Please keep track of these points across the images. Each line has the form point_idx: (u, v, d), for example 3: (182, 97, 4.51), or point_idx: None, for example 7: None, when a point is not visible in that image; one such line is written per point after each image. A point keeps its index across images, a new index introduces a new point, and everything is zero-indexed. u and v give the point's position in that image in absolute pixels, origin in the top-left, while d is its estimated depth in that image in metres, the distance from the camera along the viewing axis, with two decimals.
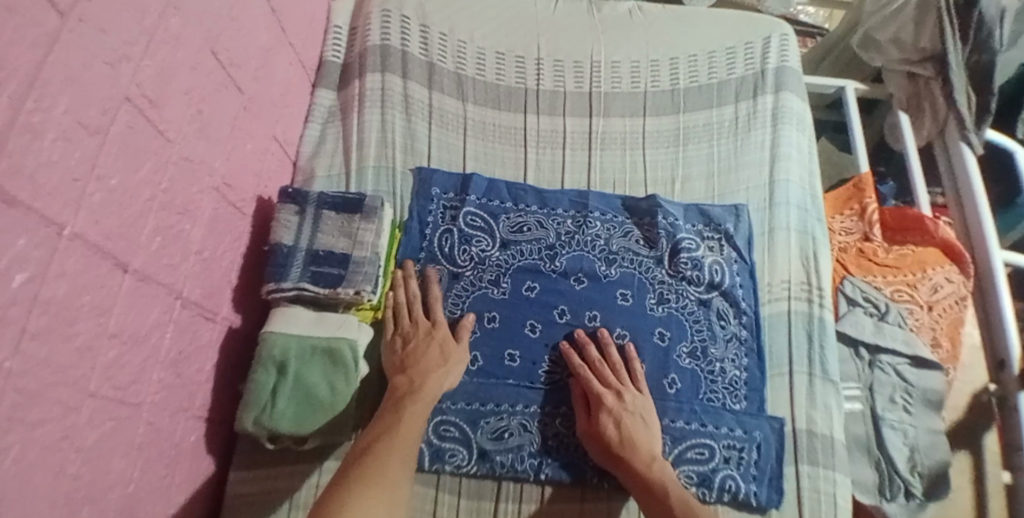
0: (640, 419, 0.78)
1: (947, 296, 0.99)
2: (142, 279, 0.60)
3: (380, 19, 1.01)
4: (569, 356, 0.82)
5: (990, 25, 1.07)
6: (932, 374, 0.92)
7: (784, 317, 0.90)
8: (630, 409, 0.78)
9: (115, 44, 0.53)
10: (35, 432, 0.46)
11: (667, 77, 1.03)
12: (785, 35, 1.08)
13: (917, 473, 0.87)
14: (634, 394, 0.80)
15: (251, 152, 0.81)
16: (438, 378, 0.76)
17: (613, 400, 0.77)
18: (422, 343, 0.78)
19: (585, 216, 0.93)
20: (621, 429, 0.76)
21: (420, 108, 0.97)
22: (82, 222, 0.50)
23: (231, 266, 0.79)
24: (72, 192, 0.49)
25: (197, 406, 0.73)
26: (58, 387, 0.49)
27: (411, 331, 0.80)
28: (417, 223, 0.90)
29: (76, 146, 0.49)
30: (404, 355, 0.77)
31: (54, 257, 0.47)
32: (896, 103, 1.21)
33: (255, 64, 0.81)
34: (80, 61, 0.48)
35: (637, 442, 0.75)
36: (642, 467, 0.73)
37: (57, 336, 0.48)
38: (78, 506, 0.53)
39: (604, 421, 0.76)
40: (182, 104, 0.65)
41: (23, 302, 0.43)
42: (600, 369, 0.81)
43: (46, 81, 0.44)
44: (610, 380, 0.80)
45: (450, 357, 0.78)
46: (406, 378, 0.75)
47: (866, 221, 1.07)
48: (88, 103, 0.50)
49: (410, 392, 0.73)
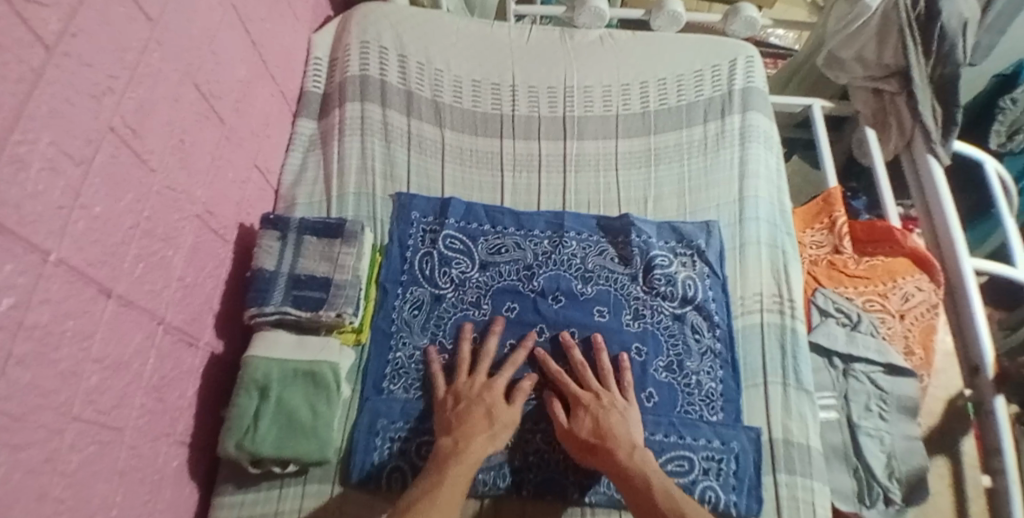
0: (619, 414, 0.78)
1: (919, 304, 1.01)
2: (124, 304, 0.62)
3: (359, 50, 1.06)
4: (548, 360, 0.85)
5: (952, 37, 1.11)
6: (905, 381, 0.94)
7: (757, 329, 0.92)
8: (608, 405, 0.79)
9: (98, 77, 0.57)
10: (18, 454, 0.48)
11: (638, 101, 1.07)
12: (751, 57, 1.12)
13: (895, 478, 0.88)
14: (615, 394, 0.81)
15: (232, 181, 0.84)
16: (481, 442, 0.74)
17: (590, 398, 0.79)
18: (472, 403, 0.78)
19: (561, 236, 0.96)
20: (599, 423, 0.77)
21: (399, 135, 1.01)
22: (66, 249, 0.53)
23: (213, 292, 0.81)
24: (57, 220, 0.52)
25: (179, 431, 0.74)
26: (42, 410, 0.51)
27: (464, 389, 0.80)
28: (397, 246, 0.93)
29: (61, 175, 0.52)
30: (455, 414, 0.77)
31: (39, 282, 0.49)
32: (863, 119, 1.25)
33: (235, 96, 0.84)
34: (63, 95, 0.52)
35: (615, 433, 0.75)
36: (623, 457, 0.73)
37: (41, 362, 0.50)
38: None
39: (582, 415, 0.78)
40: (163, 134, 0.68)
41: (9, 327, 0.46)
42: (580, 371, 0.83)
43: (31, 115, 0.48)
44: (590, 381, 0.82)
45: (498, 419, 0.77)
46: (451, 439, 0.74)
47: (836, 234, 1.10)
48: (72, 133, 0.53)
49: (453, 452, 0.72)
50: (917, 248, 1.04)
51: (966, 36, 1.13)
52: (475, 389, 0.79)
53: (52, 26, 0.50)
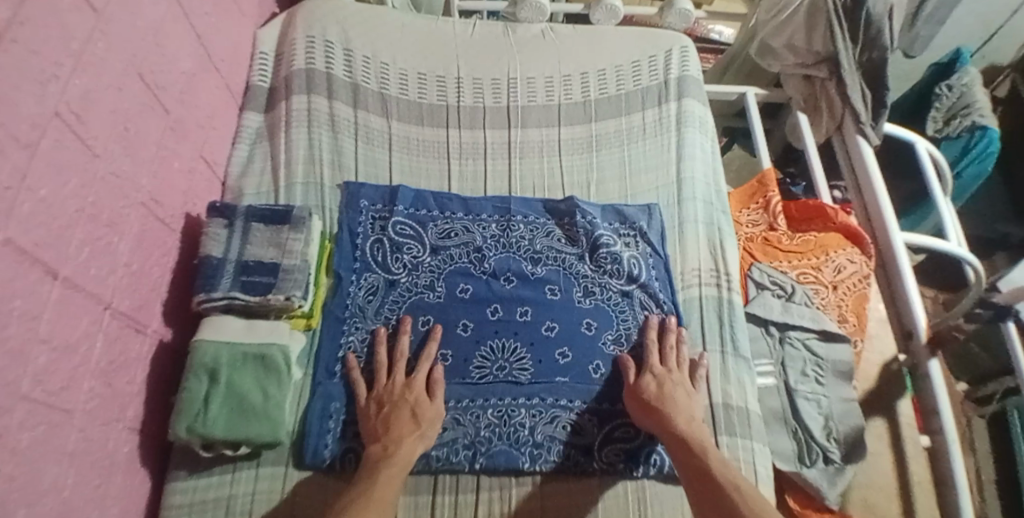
0: (684, 392, 0.83)
1: (852, 275, 1.07)
2: (71, 288, 0.64)
3: (305, 44, 1.08)
4: (649, 330, 0.90)
5: (877, 21, 1.17)
6: (839, 346, 0.98)
7: (696, 302, 0.96)
8: (677, 381, 0.84)
9: (43, 64, 0.59)
10: None
11: (579, 90, 1.12)
12: (686, 47, 1.18)
13: (833, 438, 0.92)
14: (685, 375, 0.86)
15: (178, 171, 0.86)
16: (411, 441, 0.76)
17: (661, 368, 0.85)
18: (395, 407, 0.79)
19: (509, 220, 0.99)
20: (664, 390, 0.82)
21: (346, 126, 1.03)
22: (14, 229, 0.55)
23: (160, 280, 0.82)
24: (4, 200, 0.53)
25: (129, 417, 0.75)
26: None
27: (385, 393, 0.81)
28: (347, 234, 0.95)
29: (7, 158, 0.54)
30: (381, 422, 0.78)
31: None
32: (795, 105, 1.32)
33: (180, 88, 0.86)
34: (9, 80, 0.54)
35: (677, 403, 0.80)
36: (681, 423, 0.78)
37: None
38: (13, 509, 0.55)
39: (648, 379, 0.83)
40: (108, 122, 0.70)
41: None
42: (660, 348, 0.88)
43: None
44: (670, 358, 0.87)
45: (423, 418, 0.78)
46: (380, 445, 0.75)
47: (770, 212, 1.15)
48: (18, 118, 0.55)
49: (383, 457, 0.73)
50: (848, 223, 1.10)
51: (893, 22, 1.19)
52: (397, 392, 0.81)
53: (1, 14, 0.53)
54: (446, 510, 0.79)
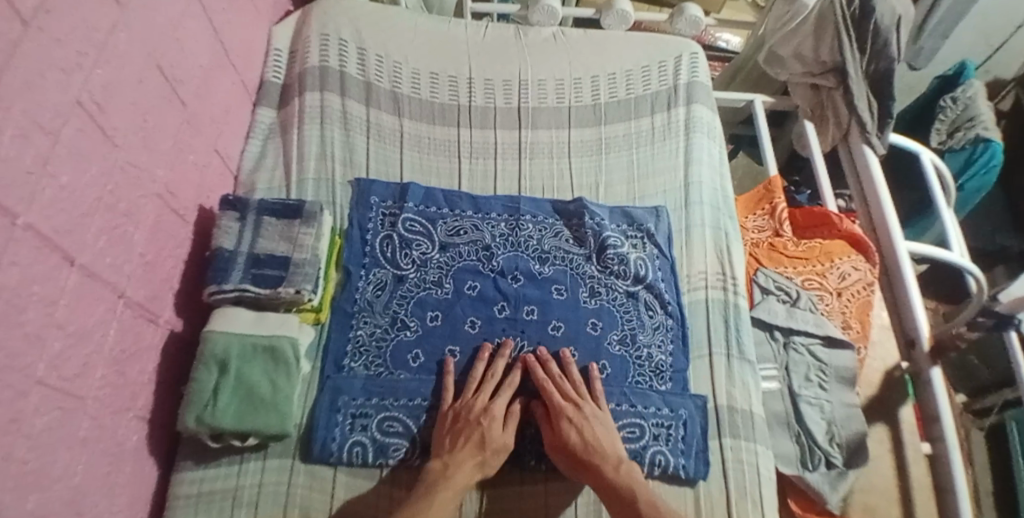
0: (601, 429, 0.80)
1: (856, 282, 1.07)
2: (87, 275, 0.64)
3: (319, 43, 1.09)
4: (534, 370, 0.86)
5: (886, 32, 1.19)
6: (842, 352, 0.99)
7: (702, 304, 0.97)
8: (590, 417, 0.81)
9: (68, 54, 0.59)
10: None
11: (589, 94, 1.13)
12: (694, 54, 1.19)
13: (835, 443, 0.93)
14: (594, 406, 0.83)
15: (193, 163, 0.87)
16: (470, 469, 0.75)
17: (574, 410, 0.81)
18: (468, 427, 0.79)
19: (517, 219, 1.00)
20: (585, 436, 0.78)
21: (358, 123, 1.04)
22: (34, 214, 0.55)
23: (173, 271, 0.82)
24: (27, 185, 0.54)
25: (140, 406, 0.76)
26: (8, 370, 0.52)
27: (464, 408, 0.82)
28: (357, 230, 0.96)
29: (31, 144, 0.54)
30: (451, 436, 0.79)
31: (9, 244, 0.52)
32: (804, 114, 1.34)
33: (196, 82, 0.87)
34: (36, 69, 0.54)
35: (601, 450, 0.78)
36: (609, 471, 0.76)
37: (8, 322, 0.52)
38: (26, 493, 0.56)
39: (568, 430, 0.79)
40: (127, 113, 0.70)
41: None
42: (565, 383, 0.84)
43: (5, 84, 0.50)
44: (569, 392, 0.83)
45: (490, 445, 0.78)
46: (441, 462, 0.76)
47: (776, 219, 1.16)
48: (42, 105, 0.56)
49: (440, 478, 0.74)
50: (853, 230, 1.10)
51: (899, 35, 1.21)
52: (475, 412, 0.81)
53: (29, 2, 0.53)
54: None
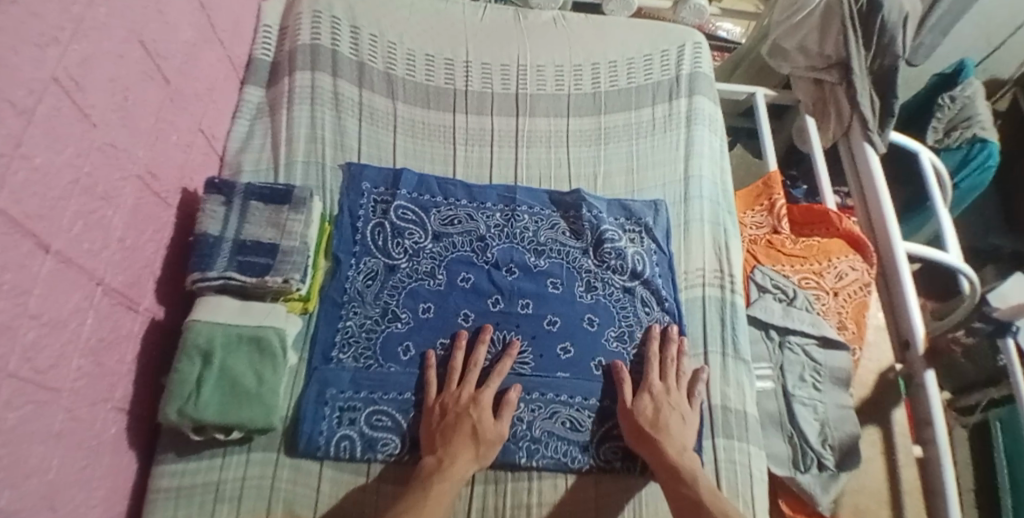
0: (678, 417, 0.82)
1: (853, 282, 1.06)
2: (63, 261, 0.61)
3: (310, 18, 1.04)
4: (652, 341, 0.89)
5: (892, 28, 1.16)
6: (837, 353, 0.98)
7: (699, 302, 0.95)
8: (674, 404, 0.83)
9: (44, 27, 0.55)
10: None
11: (589, 81, 1.10)
12: (698, 43, 1.16)
13: (828, 445, 0.92)
14: (681, 395, 0.84)
15: (176, 144, 0.83)
16: (465, 462, 0.74)
17: (660, 389, 0.84)
18: (458, 420, 0.78)
19: (513, 210, 0.97)
20: (659, 415, 0.81)
21: (350, 105, 1.00)
22: (7, 199, 0.52)
23: (154, 256, 0.79)
24: None
25: (118, 397, 0.73)
26: None
27: (451, 401, 0.80)
28: (347, 217, 0.92)
29: (3, 123, 0.50)
30: (441, 431, 0.77)
31: None
32: (805, 108, 1.31)
33: (181, 58, 0.83)
34: (9, 42, 0.50)
35: (670, 431, 0.79)
36: (673, 454, 0.77)
37: None
38: None
39: (644, 402, 0.82)
40: (106, 90, 0.66)
41: None
42: (663, 362, 0.87)
43: None
44: (665, 376, 0.86)
45: (484, 436, 0.77)
46: (436, 457, 0.75)
47: (775, 215, 1.14)
48: (15, 80, 0.52)
49: (437, 471, 0.72)
50: (851, 229, 1.09)
51: (908, 31, 1.19)
52: (462, 403, 0.79)
53: None
54: None
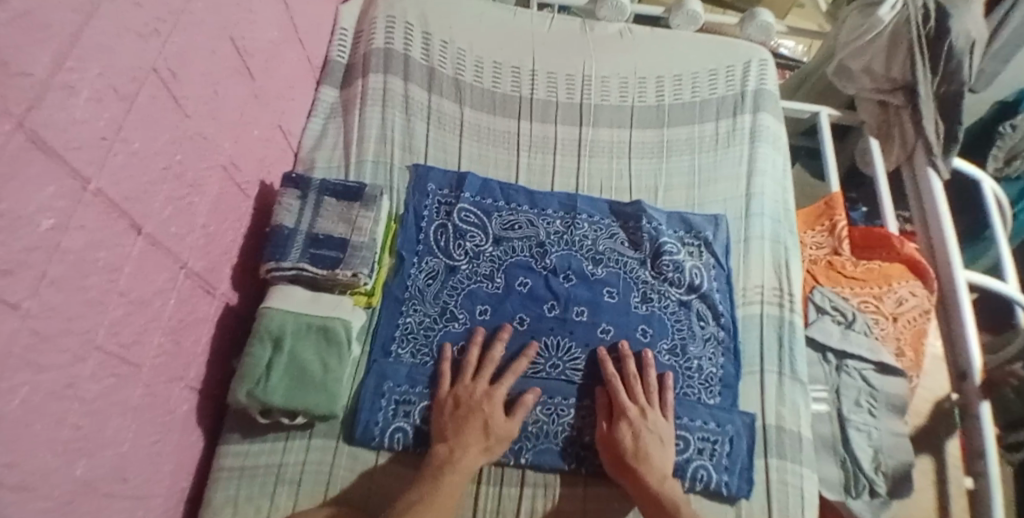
0: (658, 440, 0.80)
1: (912, 309, 1.03)
2: (152, 244, 0.64)
3: (385, 24, 1.08)
4: (626, 360, 0.86)
5: (959, 55, 1.13)
6: (895, 380, 0.96)
7: (756, 319, 0.94)
8: (652, 426, 0.80)
9: (147, 18, 0.58)
10: (44, 374, 0.51)
11: (653, 94, 1.10)
12: (764, 60, 1.16)
13: (881, 472, 0.90)
14: (656, 414, 0.82)
15: (257, 138, 0.86)
16: (474, 454, 0.76)
17: (633, 412, 0.81)
18: (471, 412, 0.79)
19: (573, 218, 0.98)
20: (639, 443, 0.78)
21: (419, 109, 1.03)
22: (104, 180, 0.55)
23: (232, 244, 0.82)
24: (99, 150, 0.54)
25: (192, 377, 0.76)
26: (68, 335, 0.53)
27: (466, 393, 0.81)
28: (413, 216, 0.95)
29: (105, 108, 0.54)
30: (452, 421, 0.78)
31: (78, 209, 0.52)
32: (868, 130, 1.29)
33: (265, 56, 0.86)
34: (113, 31, 0.53)
35: (652, 461, 0.77)
36: (654, 484, 0.76)
37: (71, 286, 0.53)
38: (75, 457, 0.57)
39: (623, 430, 0.79)
40: (199, 83, 0.70)
41: (44, 247, 0.48)
42: (631, 383, 0.84)
43: (81, 43, 0.49)
44: (638, 396, 0.83)
45: (494, 431, 0.78)
46: (447, 447, 0.76)
47: (836, 236, 1.13)
48: (119, 69, 0.55)
49: (447, 462, 0.74)
50: (914, 255, 1.07)
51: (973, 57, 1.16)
52: (477, 397, 0.80)
53: None
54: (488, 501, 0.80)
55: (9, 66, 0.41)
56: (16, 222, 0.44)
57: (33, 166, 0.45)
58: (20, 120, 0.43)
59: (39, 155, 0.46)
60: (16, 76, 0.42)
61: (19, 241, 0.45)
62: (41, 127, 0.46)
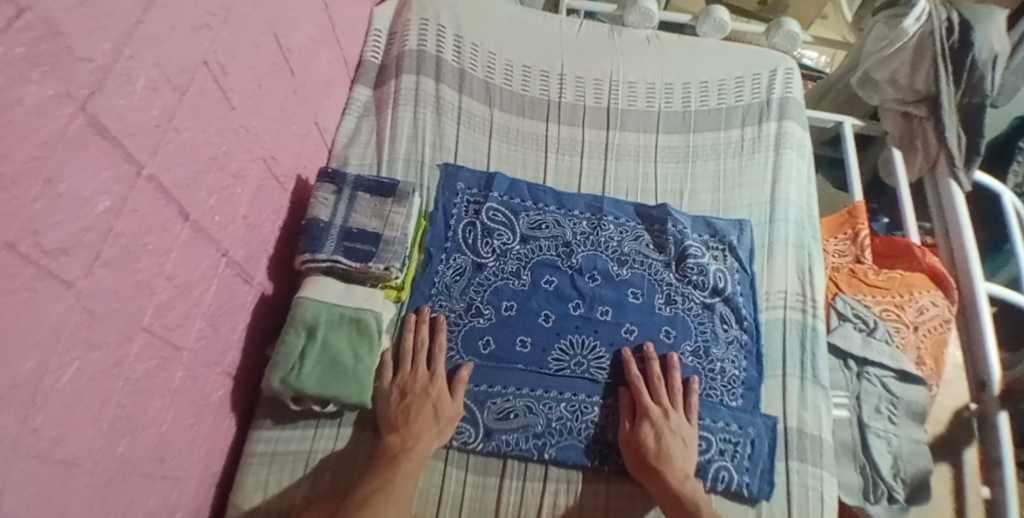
0: (680, 440, 0.82)
1: (933, 318, 1.04)
2: (197, 231, 0.66)
3: (418, 26, 1.10)
4: (651, 363, 0.87)
5: (982, 69, 1.15)
6: (916, 388, 0.97)
7: (779, 324, 0.95)
8: (675, 428, 0.82)
9: (200, 13, 0.61)
10: (91, 354, 0.52)
11: (680, 100, 1.12)
12: (790, 69, 1.17)
13: (900, 478, 0.91)
14: (679, 416, 0.84)
15: (295, 133, 0.88)
16: (428, 440, 0.79)
17: (657, 414, 0.82)
18: (418, 400, 0.81)
19: (599, 219, 1.00)
20: (661, 444, 0.80)
21: (450, 109, 1.05)
22: (156, 167, 0.57)
23: (269, 235, 0.84)
24: (152, 137, 0.56)
25: (227, 363, 0.78)
26: (117, 315, 0.55)
27: (409, 383, 0.83)
28: (442, 214, 0.97)
29: (159, 97, 0.56)
30: (400, 411, 0.80)
31: (130, 193, 0.54)
32: (891, 141, 1.28)
33: (305, 54, 0.89)
34: (169, 24, 0.56)
35: (674, 461, 0.79)
36: (675, 484, 0.77)
37: (122, 268, 0.55)
38: (120, 435, 0.58)
39: (645, 430, 0.81)
40: (244, 78, 0.72)
41: (99, 230, 0.50)
42: (655, 384, 0.85)
43: (139, 35, 0.52)
44: (662, 397, 0.84)
45: (443, 414, 0.81)
46: (398, 436, 0.78)
47: (858, 245, 1.13)
48: (174, 61, 0.57)
49: (401, 451, 0.77)
50: (935, 266, 1.08)
51: (995, 70, 1.17)
52: (419, 386, 0.82)
53: None
54: (512, 494, 0.82)
55: (72, 51, 0.44)
56: (73, 204, 0.47)
57: (91, 149, 0.48)
58: (81, 104, 0.46)
59: (98, 138, 0.48)
60: (77, 61, 0.44)
61: (76, 221, 0.47)
62: (97, 112, 0.48)
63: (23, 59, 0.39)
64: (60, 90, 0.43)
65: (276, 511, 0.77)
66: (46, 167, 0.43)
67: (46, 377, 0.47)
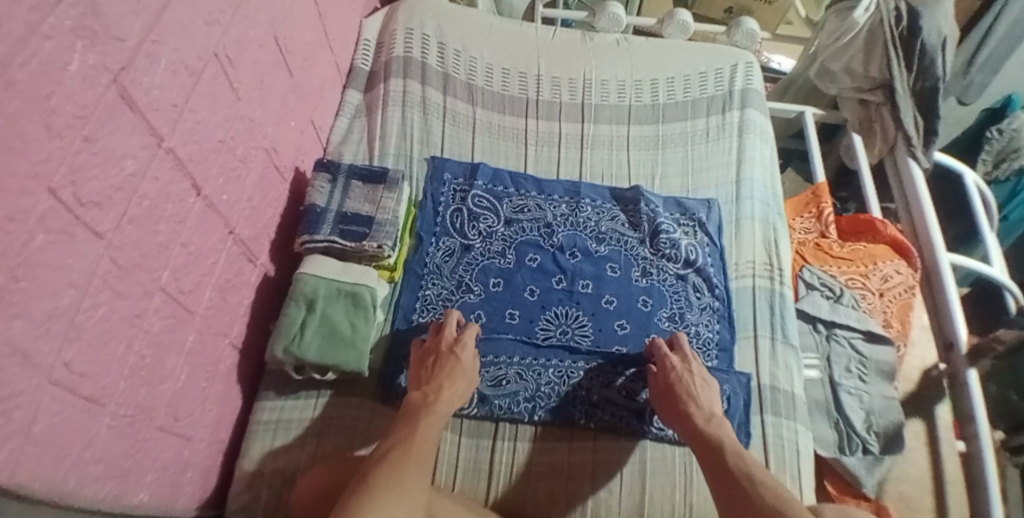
0: (702, 383, 0.84)
1: (897, 285, 1.10)
2: (208, 205, 0.73)
3: (404, 36, 1.20)
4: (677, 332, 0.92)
5: (932, 51, 1.23)
6: (884, 348, 1.02)
7: (749, 290, 1.02)
8: (696, 374, 0.85)
9: (212, 10, 0.70)
10: (119, 301, 0.58)
11: (649, 94, 1.21)
12: (750, 63, 1.26)
13: (873, 432, 0.96)
14: (699, 363, 0.87)
15: (293, 129, 0.97)
16: (449, 395, 0.78)
17: (678, 361, 0.86)
18: (444, 358, 0.82)
19: (577, 202, 1.07)
20: (684, 386, 0.83)
21: (435, 108, 1.14)
22: (175, 141, 0.65)
23: (271, 220, 0.92)
24: (172, 114, 0.64)
25: (234, 335, 0.84)
26: (140, 270, 0.61)
27: (433, 344, 0.85)
28: (430, 202, 1.05)
29: (177, 79, 0.64)
30: (426, 370, 0.82)
31: (153, 161, 0.61)
32: (851, 126, 1.39)
33: (303, 55, 0.98)
34: (186, 17, 0.64)
35: (699, 401, 0.81)
36: (700, 422, 0.79)
37: (146, 228, 0.61)
38: (141, 385, 0.64)
39: (670, 372, 0.85)
40: (250, 71, 0.81)
41: (126, 191, 0.57)
42: (677, 340, 0.90)
43: (161, 22, 0.60)
44: (682, 351, 0.88)
45: (466, 371, 0.82)
46: (422, 393, 0.78)
47: (822, 222, 1.21)
48: (190, 49, 0.66)
49: (423, 405, 0.76)
50: (896, 236, 1.14)
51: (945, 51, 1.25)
52: (444, 346, 0.84)
53: None
54: (504, 454, 0.86)
55: (106, 29, 0.52)
56: (108, 161, 0.54)
57: (122, 117, 0.55)
58: (115, 77, 0.54)
59: (127, 108, 0.56)
60: (112, 38, 0.53)
61: (108, 179, 0.54)
62: (126, 85, 0.55)
63: (70, 31, 0.47)
64: (98, 61, 0.51)
65: (281, 472, 0.81)
66: (86, 127, 0.50)
67: (80, 314, 0.53)
